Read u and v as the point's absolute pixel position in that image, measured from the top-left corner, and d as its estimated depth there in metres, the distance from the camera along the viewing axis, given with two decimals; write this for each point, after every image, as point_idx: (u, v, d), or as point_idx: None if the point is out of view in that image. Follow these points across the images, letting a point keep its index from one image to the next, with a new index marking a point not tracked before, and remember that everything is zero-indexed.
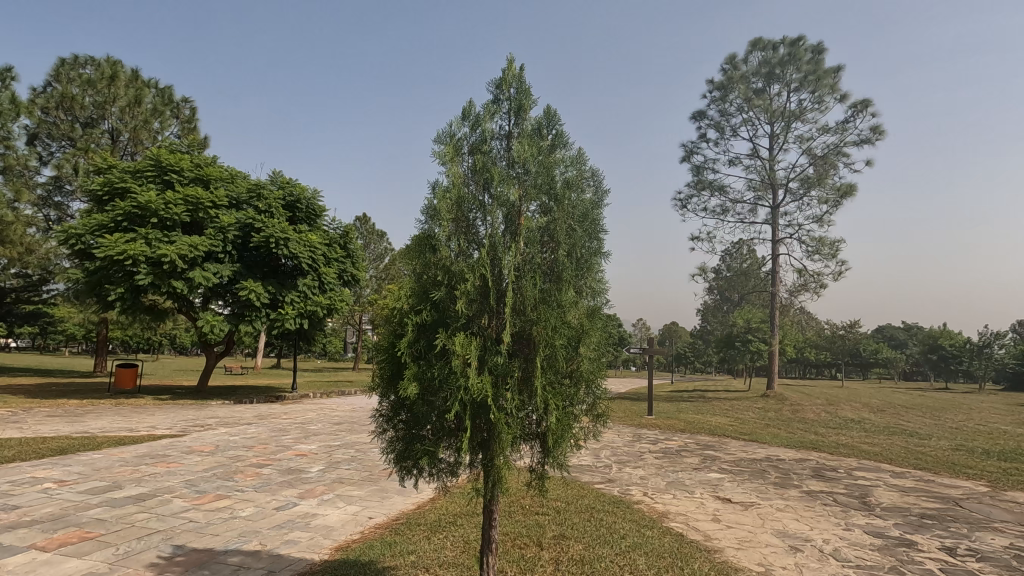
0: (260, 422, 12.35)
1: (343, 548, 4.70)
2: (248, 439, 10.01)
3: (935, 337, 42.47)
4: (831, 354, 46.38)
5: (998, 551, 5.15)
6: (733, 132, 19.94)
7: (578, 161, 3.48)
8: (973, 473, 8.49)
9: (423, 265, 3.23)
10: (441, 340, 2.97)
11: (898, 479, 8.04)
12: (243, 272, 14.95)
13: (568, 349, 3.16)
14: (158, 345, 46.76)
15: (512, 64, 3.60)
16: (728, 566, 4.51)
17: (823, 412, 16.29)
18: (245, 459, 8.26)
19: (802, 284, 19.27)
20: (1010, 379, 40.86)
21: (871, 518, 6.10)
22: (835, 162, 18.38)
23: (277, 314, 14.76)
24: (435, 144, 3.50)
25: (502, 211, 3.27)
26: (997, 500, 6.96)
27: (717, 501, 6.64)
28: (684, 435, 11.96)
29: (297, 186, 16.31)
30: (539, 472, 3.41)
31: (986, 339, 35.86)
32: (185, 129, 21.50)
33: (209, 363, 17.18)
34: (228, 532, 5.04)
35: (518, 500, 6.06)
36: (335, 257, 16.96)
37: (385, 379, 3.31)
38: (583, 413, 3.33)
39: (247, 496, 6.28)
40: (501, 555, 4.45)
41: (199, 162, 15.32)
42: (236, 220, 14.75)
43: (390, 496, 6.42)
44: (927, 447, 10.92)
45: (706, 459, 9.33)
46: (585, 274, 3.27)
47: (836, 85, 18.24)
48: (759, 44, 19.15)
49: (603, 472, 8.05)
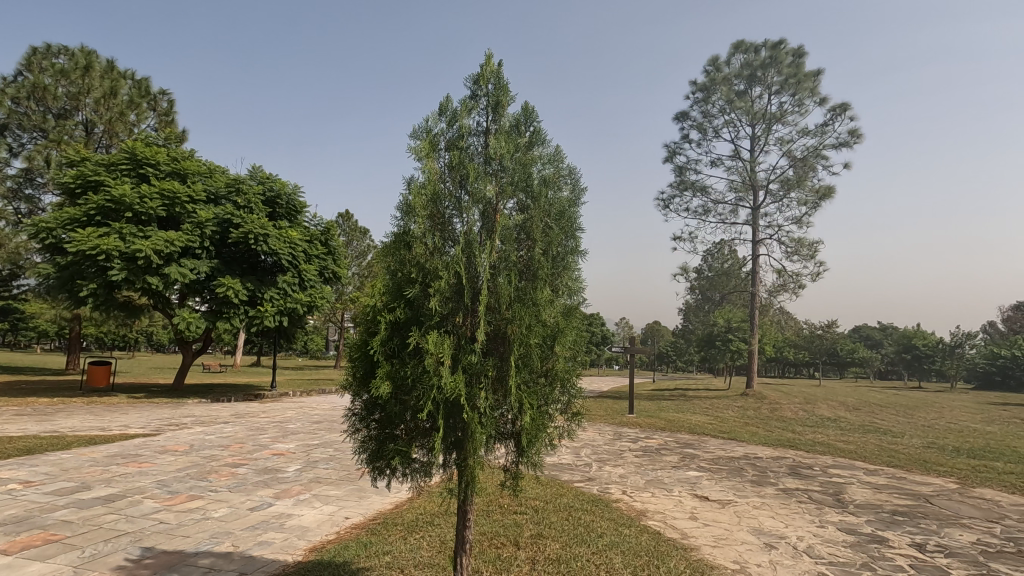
0: (237, 420, 12.13)
1: (317, 549, 4.64)
2: (224, 438, 9.83)
3: (909, 337, 43.45)
4: (810, 353, 47.15)
5: (966, 547, 5.27)
6: (715, 133, 20.07)
7: (556, 158, 3.46)
8: (944, 471, 8.66)
9: (397, 262, 3.17)
10: (414, 339, 2.93)
11: (872, 477, 8.19)
12: (221, 268, 14.67)
13: (543, 348, 3.14)
14: (136, 343, 45.89)
15: (491, 59, 3.57)
16: (704, 565, 4.52)
17: (800, 411, 16.50)
18: (220, 459, 8.11)
19: (781, 285, 19.51)
20: (981, 379, 41.85)
21: (844, 515, 6.20)
22: (814, 164, 18.65)
23: (256, 311, 14.50)
24: (411, 139, 3.45)
25: (478, 208, 3.24)
26: (965, 497, 7.12)
27: (695, 499, 6.69)
28: (664, 433, 12.01)
29: (277, 181, 16.06)
30: (513, 472, 3.38)
31: (958, 339, 36.77)
32: (162, 122, 21.03)
33: (186, 360, 16.81)
34: (200, 533, 4.94)
35: (496, 499, 6.04)
36: (316, 254, 16.74)
37: (359, 378, 3.26)
38: (558, 412, 3.32)
39: (221, 497, 6.15)
40: (477, 555, 4.42)
41: (176, 155, 15.01)
42: (213, 215, 14.47)
43: (368, 496, 6.34)
44: (901, 445, 11.14)
45: (685, 457, 9.40)
46: (561, 272, 3.25)
47: (816, 89, 18.49)
48: (741, 46, 19.34)
49: (583, 471, 8.07)
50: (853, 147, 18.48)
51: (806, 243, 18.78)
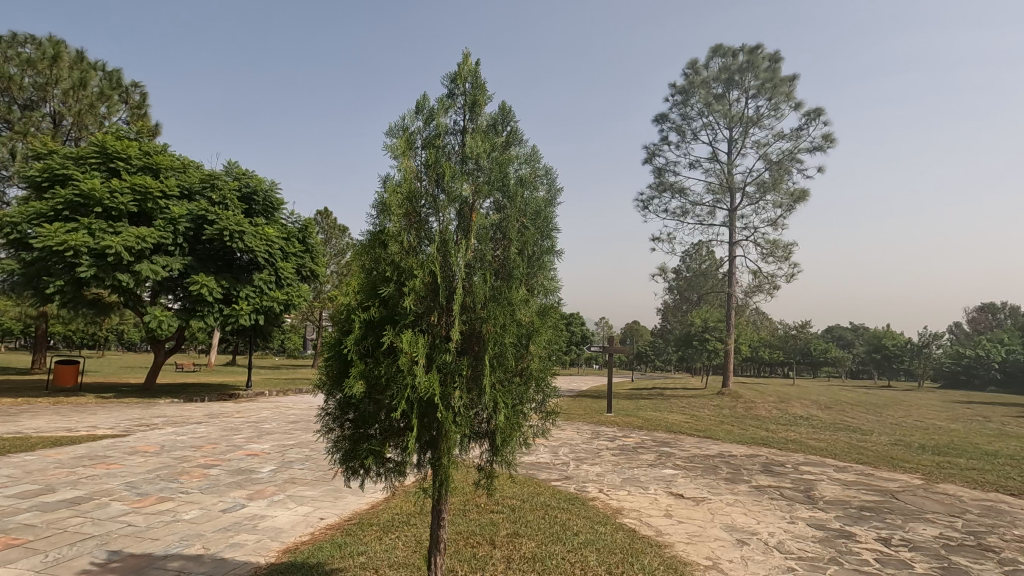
0: (210, 421, 11.91)
1: (290, 550, 4.57)
2: (197, 439, 9.65)
3: (879, 337, 44.57)
4: (785, 353, 48.14)
5: (928, 541, 5.43)
6: (693, 135, 20.31)
7: (532, 158, 3.48)
8: (910, 467, 8.92)
9: (373, 261, 3.15)
10: (388, 338, 2.91)
11: (841, 474, 8.39)
12: (195, 265, 14.38)
13: (518, 347, 3.16)
14: (106, 342, 44.92)
15: (468, 58, 3.56)
16: (677, 562, 4.58)
17: (774, 410, 16.82)
18: (192, 459, 7.97)
19: (757, 286, 19.81)
20: (947, 378, 43.14)
21: (814, 512, 6.34)
22: (789, 167, 19.01)
23: (231, 309, 14.25)
24: (387, 137, 3.43)
25: (454, 207, 3.23)
26: (929, 493, 7.34)
27: (670, 496, 6.78)
28: (642, 432, 12.12)
29: (253, 177, 15.84)
30: (488, 470, 3.38)
31: (925, 339, 37.85)
32: (135, 115, 20.52)
33: (158, 359, 16.43)
34: (169, 536, 4.84)
35: (473, 499, 6.03)
36: (293, 252, 16.51)
37: (332, 377, 3.22)
38: (532, 411, 3.33)
39: (192, 499, 6.03)
40: (452, 555, 4.40)
41: (149, 149, 14.65)
42: (187, 211, 14.17)
43: (344, 497, 6.28)
44: (869, 442, 11.45)
45: (661, 455, 9.53)
46: (536, 271, 3.26)
47: (791, 94, 18.86)
48: (719, 50, 19.62)
49: (561, 469, 8.12)
50: (826, 151, 18.86)
51: (781, 245, 19.11)
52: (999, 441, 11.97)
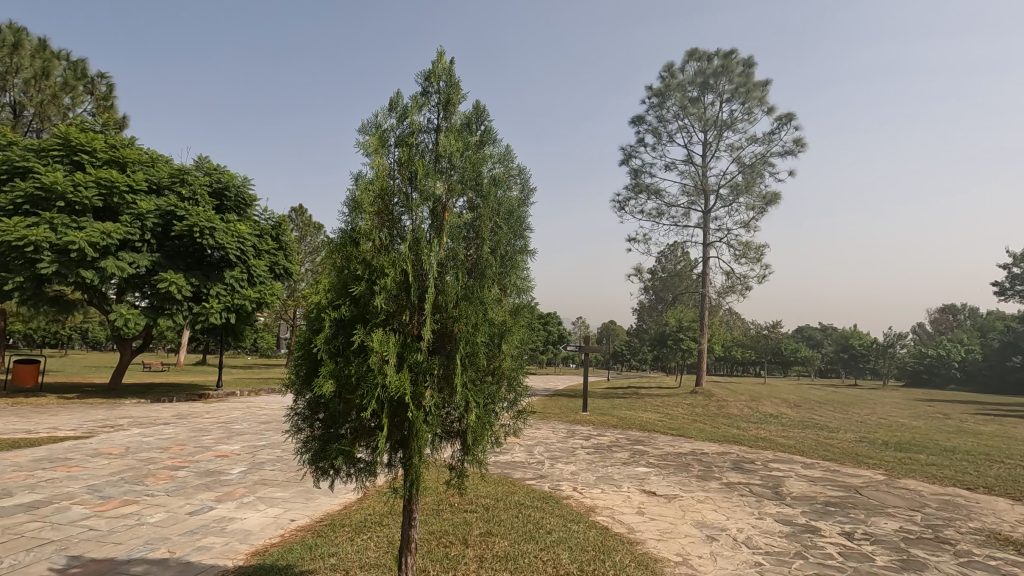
0: (178, 421, 11.62)
1: (259, 553, 4.49)
2: (164, 440, 9.43)
3: (847, 338, 45.91)
4: (756, 352, 49.21)
5: (889, 534, 5.61)
6: (669, 138, 20.57)
7: (506, 158, 3.49)
8: (873, 463, 9.20)
9: (343, 259, 3.12)
10: (359, 336, 2.89)
11: (808, 470, 8.62)
12: (163, 262, 14.03)
13: (490, 346, 3.16)
14: (69, 340, 43.73)
15: (443, 56, 3.55)
16: (648, 558, 4.65)
17: (745, 408, 17.18)
18: (159, 461, 7.77)
19: (730, 286, 20.16)
20: (910, 377, 44.67)
21: (781, 507, 6.49)
22: (762, 171, 19.39)
23: (201, 308, 13.93)
24: (360, 135, 3.40)
25: (427, 206, 3.21)
26: (891, 488, 7.59)
27: (643, 494, 6.87)
28: (616, 431, 12.24)
29: (225, 172, 15.50)
30: (459, 470, 3.37)
31: (890, 339, 39.16)
32: (101, 107, 19.98)
33: (124, 359, 15.95)
34: (133, 540, 4.71)
35: (446, 498, 6.01)
36: (266, 249, 16.21)
37: (301, 377, 3.18)
38: (504, 411, 3.34)
39: (158, 501, 5.89)
40: (424, 555, 4.37)
41: (114, 142, 14.20)
42: (156, 206, 13.79)
43: (316, 498, 6.20)
44: (835, 439, 11.76)
45: (634, 454, 9.64)
46: (509, 271, 3.28)
47: (764, 99, 19.26)
48: (695, 54, 19.90)
49: (535, 468, 8.15)
50: (797, 155, 19.30)
51: (753, 246, 19.47)
52: (958, 437, 12.42)
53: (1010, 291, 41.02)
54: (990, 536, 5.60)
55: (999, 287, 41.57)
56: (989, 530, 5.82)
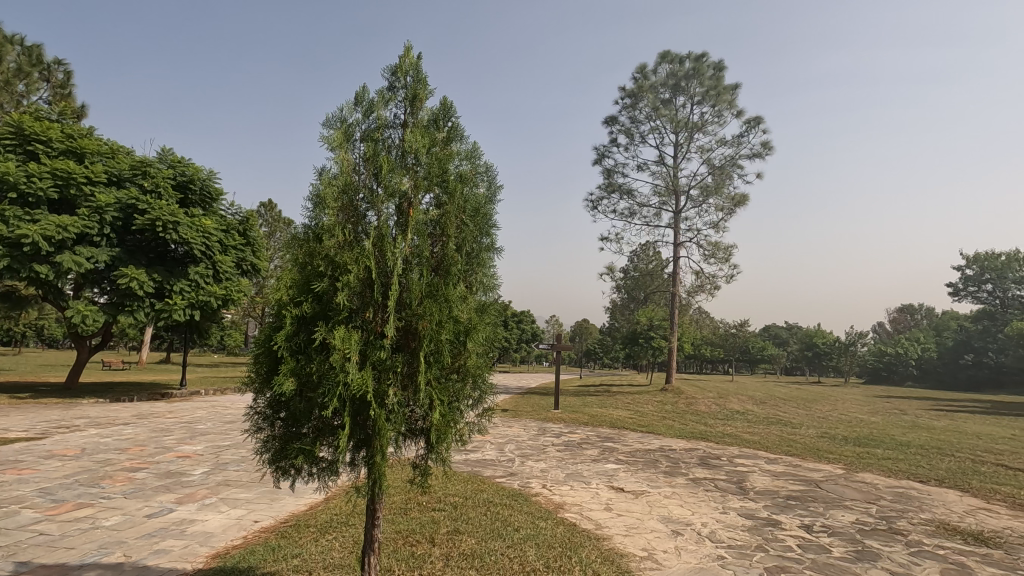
0: (139, 422, 11.25)
1: (221, 556, 4.38)
2: (123, 440, 9.13)
3: (811, 337, 47.39)
4: (725, 350, 50.32)
5: (846, 526, 5.80)
6: (641, 139, 20.78)
7: (473, 154, 3.48)
8: (833, 458, 9.49)
9: (306, 256, 3.07)
10: (320, 333, 2.85)
11: (771, 465, 8.84)
12: (124, 257, 13.54)
13: (454, 344, 3.15)
14: (22, 338, 42.03)
15: (410, 51, 3.52)
16: (614, 553, 4.70)
17: (713, 405, 17.57)
18: (117, 463, 7.51)
19: (699, 285, 20.47)
20: (869, 374, 46.40)
21: (744, 501, 6.65)
22: (730, 173, 19.76)
23: (164, 304, 13.53)
24: (324, 128, 3.35)
25: (393, 201, 3.18)
26: (849, 481, 7.85)
27: (611, 490, 6.95)
28: (586, 428, 12.33)
29: (190, 165, 15.02)
30: (423, 467, 3.34)
31: (852, 339, 40.61)
32: (57, 95, 19.25)
33: (81, 358, 15.35)
34: (86, 544, 4.54)
35: (413, 496, 5.97)
36: (233, 245, 15.79)
37: (262, 376, 3.11)
38: (468, 408, 3.33)
39: (114, 504, 5.70)
40: (390, 554, 4.34)
41: (71, 132, 13.66)
42: (116, 199, 13.30)
43: (280, 499, 6.07)
44: (798, 435, 12.14)
45: (604, 450, 9.74)
46: (474, 268, 3.28)
47: (733, 102, 19.65)
48: (667, 56, 20.16)
49: (506, 466, 8.17)
50: (764, 159, 19.72)
51: (721, 247, 19.81)
52: (912, 432, 12.92)
53: (963, 291, 43.06)
54: (939, 526, 5.84)
55: (953, 288, 43.57)
56: (938, 520, 6.07)
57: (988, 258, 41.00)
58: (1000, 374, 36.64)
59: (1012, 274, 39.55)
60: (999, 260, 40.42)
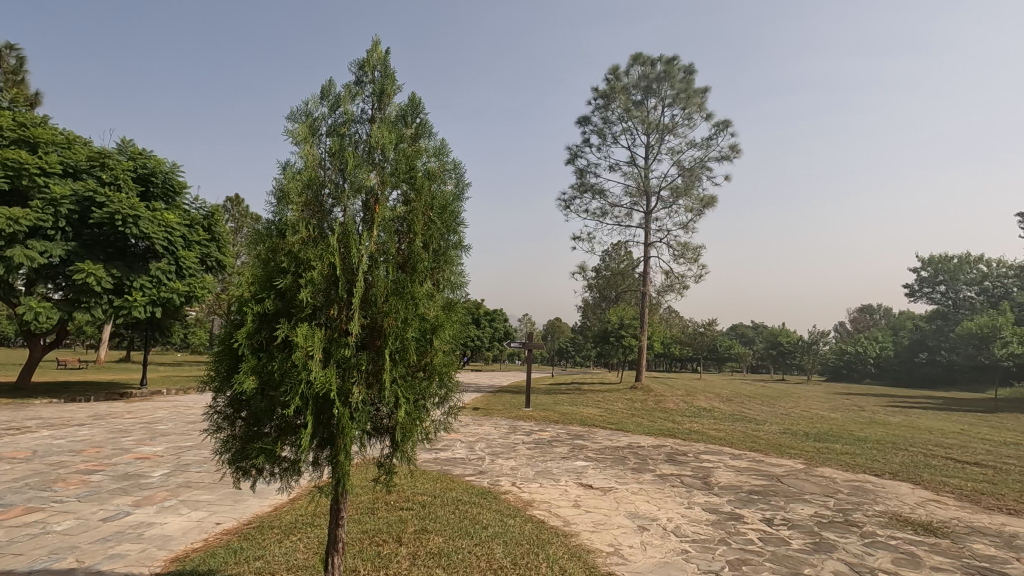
0: (96, 422, 10.85)
1: (180, 559, 4.26)
2: (78, 442, 8.78)
3: (776, 335, 48.72)
4: (693, 349, 51.42)
5: (805, 519, 5.99)
6: (613, 140, 20.98)
7: (441, 152, 3.46)
8: (794, 453, 9.77)
9: (269, 251, 3.01)
10: (283, 331, 2.79)
11: (735, 461, 9.07)
12: (80, 252, 13.03)
13: (421, 342, 3.13)
14: None
15: (378, 46, 3.48)
16: (580, 549, 4.75)
17: (681, 402, 17.91)
18: (71, 465, 7.22)
19: (669, 285, 20.76)
20: (830, 372, 47.94)
21: (709, 497, 6.80)
22: (700, 174, 20.13)
23: (123, 301, 13.08)
24: (288, 122, 3.28)
25: (359, 198, 3.15)
26: (809, 476, 8.11)
27: (580, 487, 7.01)
28: (557, 426, 12.40)
29: (151, 158, 14.53)
30: (387, 466, 3.30)
31: (814, 338, 41.91)
32: (9, 82, 18.40)
33: (34, 357, 14.71)
34: (36, 549, 4.36)
35: (381, 496, 5.91)
36: (197, 240, 15.35)
37: (222, 374, 3.04)
38: (434, 406, 3.31)
39: (67, 508, 5.48)
40: (355, 554, 4.29)
41: (24, 120, 13.06)
42: (71, 191, 12.78)
43: (244, 500, 5.95)
44: (762, 431, 12.46)
45: (574, 448, 9.83)
46: (442, 266, 3.26)
47: (703, 105, 20.02)
48: (639, 58, 20.40)
49: (476, 464, 8.16)
50: (733, 161, 20.13)
51: (691, 248, 20.15)
52: (869, 427, 13.40)
53: (918, 292, 44.98)
54: (892, 518, 6.08)
55: (909, 288, 45.37)
56: (891, 512, 6.32)
57: (941, 261, 43.05)
58: (951, 372, 38.43)
59: (963, 276, 41.51)
60: (951, 262, 42.52)
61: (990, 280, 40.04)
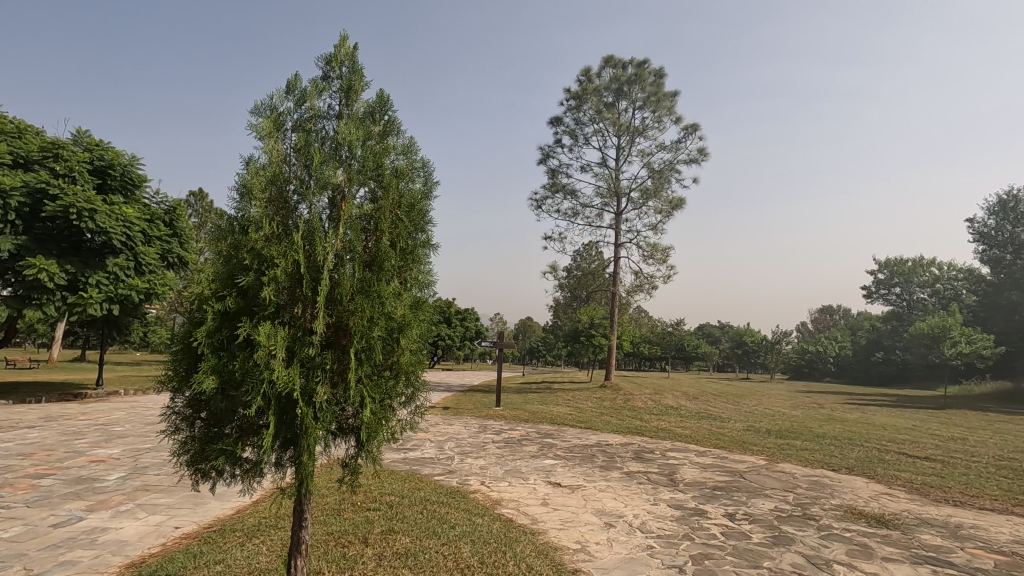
0: (47, 424, 10.42)
1: (136, 565, 4.13)
2: (27, 445, 8.42)
3: (741, 335, 49.95)
4: (661, 348, 52.29)
5: (765, 513, 6.16)
6: (585, 141, 21.14)
7: (409, 150, 3.44)
8: (757, 450, 10.04)
9: (231, 248, 2.94)
10: (244, 330, 2.73)
11: (700, 457, 9.27)
12: (32, 246, 12.46)
13: (387, 341, 3.11)
14: None
15: (346, 41, 3.44)
16: (547, 547, 4.78)
17: (649, 401, 18.19)
18: (19, 470, 6.90)
19: (638, 285, 21.03)
20: (792, 370, 49.40)
21: (674, 493, 6.94)
22: (669, 177, 20.47)
23: (78, 297, 12.57)
24: (252, 116, 3.21)
25: (325, 194, 3.11)
26: (771, 471, 8.34)
27: (548, 485, 7.06)
28: (526, 425, 12.45)
29: (109, 149, 14.00)
30: (352, 466, 3.26)
31: (777, 338, 43.10)
32: None
33: None
34: None
35: (347, 497, 5.83)
36: (158, 236, 14.84)
37: (180, 374, 2.96)
38: (399, 406, 3.29)
39: (14, 514, 5.24)
40: (320, 556, 4.23)
41: None
42: (22, 182, 12.20)
43: (205, 503, 5.79)
44: (726, 429, 12.75)
45: (543, 446, 9.89)
46: (410, 265, 3.24)
47: (673, 109, 20.37)
48: (611, 61, 20.64)
49: (444, 463, 8.13)
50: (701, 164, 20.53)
51: (660, 248, 20.46)
52: (828, 424, 13.84)
53: (875, 293, 46.70)
54: (848, 511, 6.32)
55: (866, 289, 47.08)
56: (846, 505, 6.56)
57: (897, 263, 44.83)
58: (905, 371, 39.96)
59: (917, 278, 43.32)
60: (906, 266, 44.32)
61: (941, 283, 41.90)
